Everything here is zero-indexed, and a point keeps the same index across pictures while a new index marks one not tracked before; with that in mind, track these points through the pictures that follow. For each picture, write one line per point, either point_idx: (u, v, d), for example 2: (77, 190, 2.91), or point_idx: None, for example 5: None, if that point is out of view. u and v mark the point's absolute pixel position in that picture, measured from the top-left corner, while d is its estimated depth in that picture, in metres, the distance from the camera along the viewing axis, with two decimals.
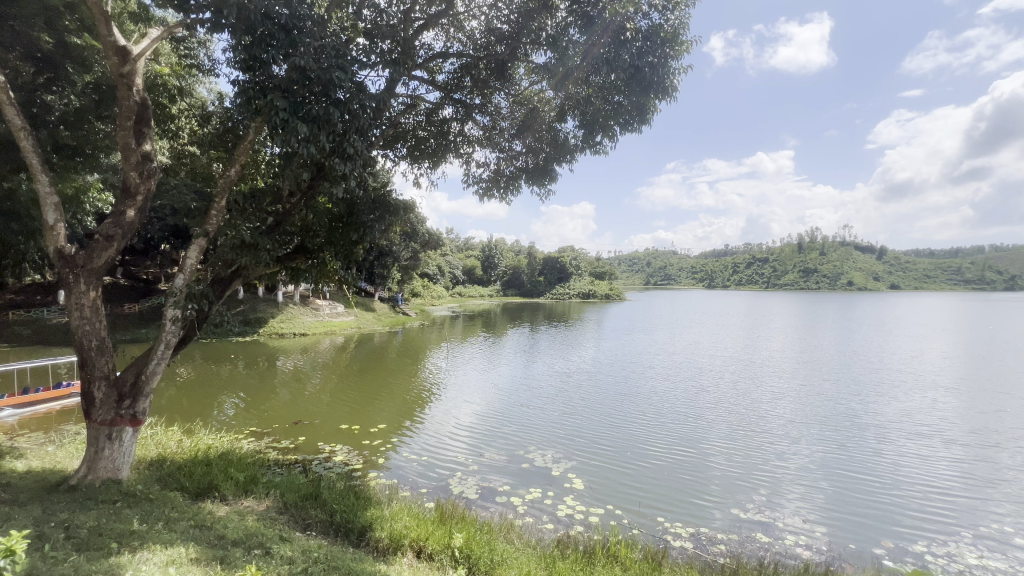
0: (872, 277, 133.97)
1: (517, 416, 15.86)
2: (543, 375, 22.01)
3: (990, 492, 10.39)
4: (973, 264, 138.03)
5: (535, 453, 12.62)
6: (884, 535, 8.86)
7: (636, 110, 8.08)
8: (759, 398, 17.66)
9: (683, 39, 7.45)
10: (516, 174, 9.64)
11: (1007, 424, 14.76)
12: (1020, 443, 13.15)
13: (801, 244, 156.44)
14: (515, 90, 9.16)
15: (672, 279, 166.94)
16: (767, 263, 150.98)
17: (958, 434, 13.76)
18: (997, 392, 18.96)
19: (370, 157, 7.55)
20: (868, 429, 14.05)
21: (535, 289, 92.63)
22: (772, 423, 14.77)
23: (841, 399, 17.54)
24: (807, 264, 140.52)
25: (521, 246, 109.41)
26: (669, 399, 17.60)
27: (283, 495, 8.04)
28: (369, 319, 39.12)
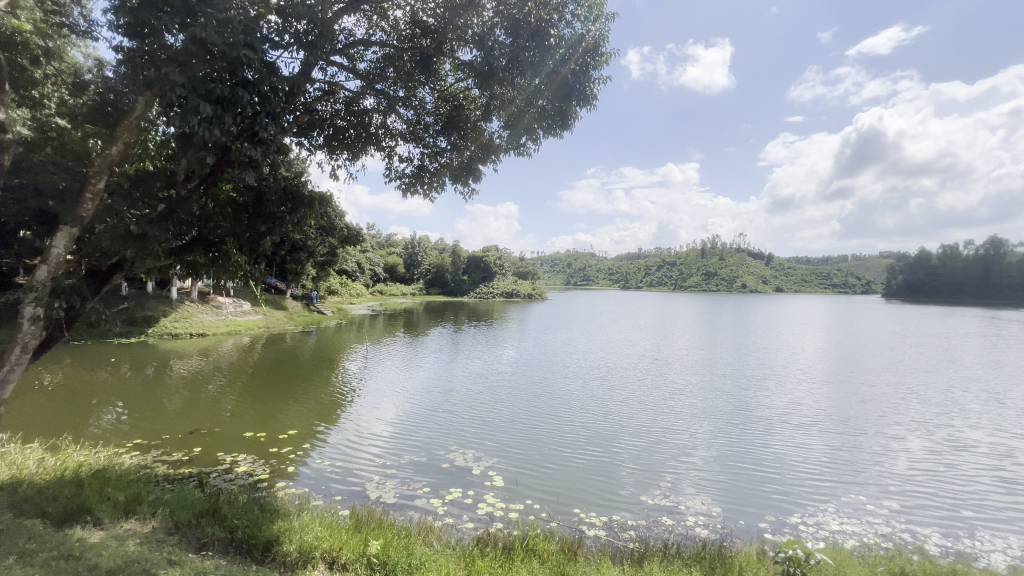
0: (762, 281, 150.11)
1: (438, 418, 15.66)
2: (464, 376, 21.97)
3: (850, 471, 12.12)
4: (840, 271, 159.77)
5: (456, 453, 12.57)
6: (767, 512, 9.99)
7: (558, 116, 8.39)
8: (667, 395, 19.02)
9: (603, 51, 7.83)
10: (440, 171, 9.50)
11: (864, 411, 17.25)
12: (874, 427, 15.42)
13: (704, 249, 171.00)
14: (441, 86, 9.05)
15: (591, 279, 174.38)
16: (676, 267, 163.19)
17: (828, 422, 15.86)
18: (857, 384, 22.07)
19: (283, 145, 7.05)
20: (758, 422, 15.71)
21: (459, 288, 92.01)
22: (678, 418, 15.98)
23: (735, 394, 19.42)
24: (709, 268, 153.86)
25: (446, 244, 108.16)
26: (587, 397, 18.36)
27: (173, 514, 7.22)
28: (280, 319, 36.47)
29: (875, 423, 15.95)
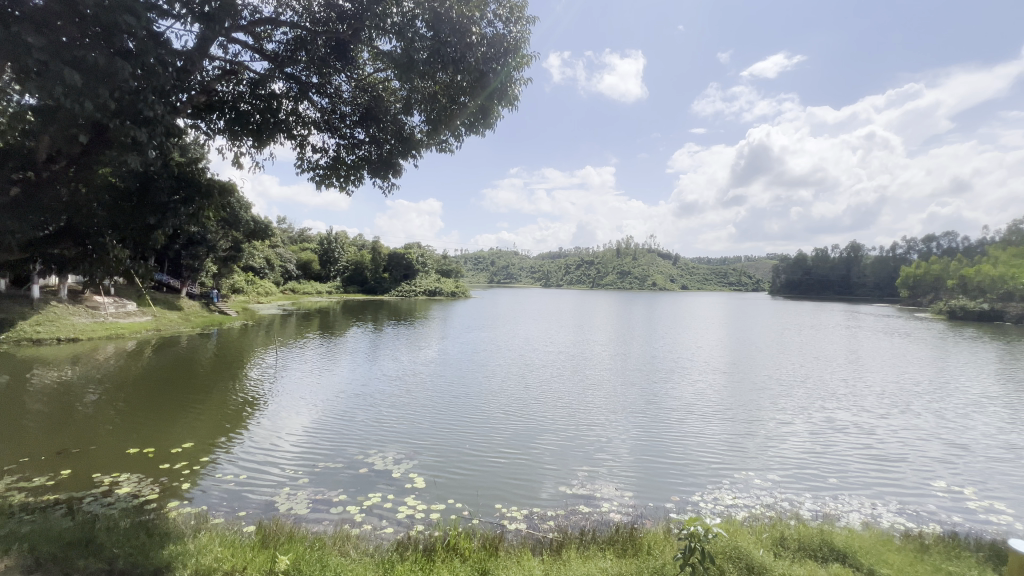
0: (670, 280, 161.80)
1: (356, 422, 15.01)
2: (385, 377, 21.31)
3: (742, 452, 13.54)
4: (735, 272, 176.78)
5: (375, 457, 12.19)
6: (672, 493, 10.86)
7: (481, 115, 8.40)
8: (586, 391, 19.85)
9: (524, 52, 7.97)
10: (358, 163, 9.11)
11: (755, 399, 19.28)
12: (762, 413, 17.30)
13: (620, 250, 180.49)
14: (358, 74, 8.66)
15: (514, 277, 176.90)
16: (594, 266, 170.51)
17: (725, 410, 17.54)
18: (749, 374, 24.56)
19: (175, 128, 6.37)
20: (667, 413, 16.95)
21: (379, 286, 88.80)
22: (596, 413, 16.77)
23: (647, 387, 20.77)
24: (623, 267, 162.63)
25: (365, 240, 103.75)
26: (511, 395, 18.65)
27: (34, 548, 6.20)
28: (174, 320, 32.78)
29: (765, 409, 17.91)
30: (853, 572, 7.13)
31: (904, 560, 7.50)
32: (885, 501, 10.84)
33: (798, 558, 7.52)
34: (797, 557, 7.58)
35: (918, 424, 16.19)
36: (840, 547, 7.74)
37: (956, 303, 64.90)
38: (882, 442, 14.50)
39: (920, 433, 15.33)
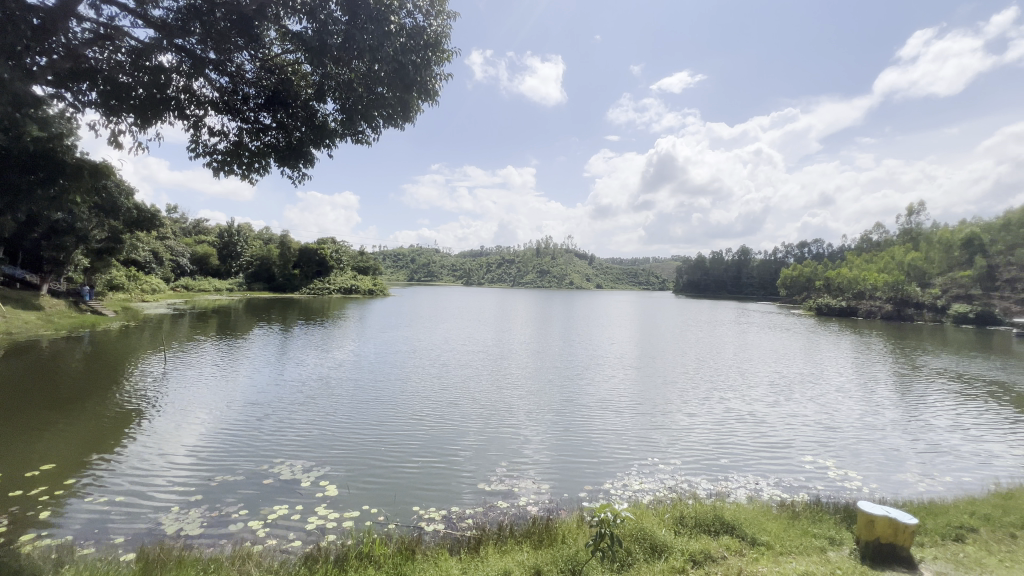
0: (586, 279, 168.99)
1: (260, 430, 13.91)
2: (295, 382, 19.97)
3: (649, 441, 14.59)
4: (644, 273, 188.94)
5: (282, 466, 11.41)
6: (585, 482, 11.43)
7: (400, 108, 8.19)
8: (505, 391, 20.12)
9: (445, 47, 7.88)
10: (263, 151, 8.44)
11: (661, 393, 20.77)
12: (667, 406, 18.69)
13: (539, 250, 184.96)
14: (263, 54, 7.99)
15: (435, 275, 174.10)
16: (514, 265, 172.98)
17: (636, 404, 18.74)
18: (656, 370, 26.39)
19: (31, 97, 5.46)
20: (582, 409, 17.72)
21: (289, 283, 82.78)
22: (515, 412, 17.09)
23: (564, 385, 21.53)
24: (543, 267, 166.72)
25: (272, 234, 96.00)
26: (432, 396, 18.41)
27: None
28: (31, 323, 27.94)
29: (670, 401, 19.42)
30: (739, 542, 8.00)
31: (780, 527, 8.55)
32: (766, 476, 12.27)
33: (694, 534, 8.27)
34: (693, 534, 8.33)
35: (792, 410, 18.51)
36: (729, 520, 8.61)
37: (822, 301, 75.04)
38: (766, 427, 16.36)
39: (795, 418, 17.53)
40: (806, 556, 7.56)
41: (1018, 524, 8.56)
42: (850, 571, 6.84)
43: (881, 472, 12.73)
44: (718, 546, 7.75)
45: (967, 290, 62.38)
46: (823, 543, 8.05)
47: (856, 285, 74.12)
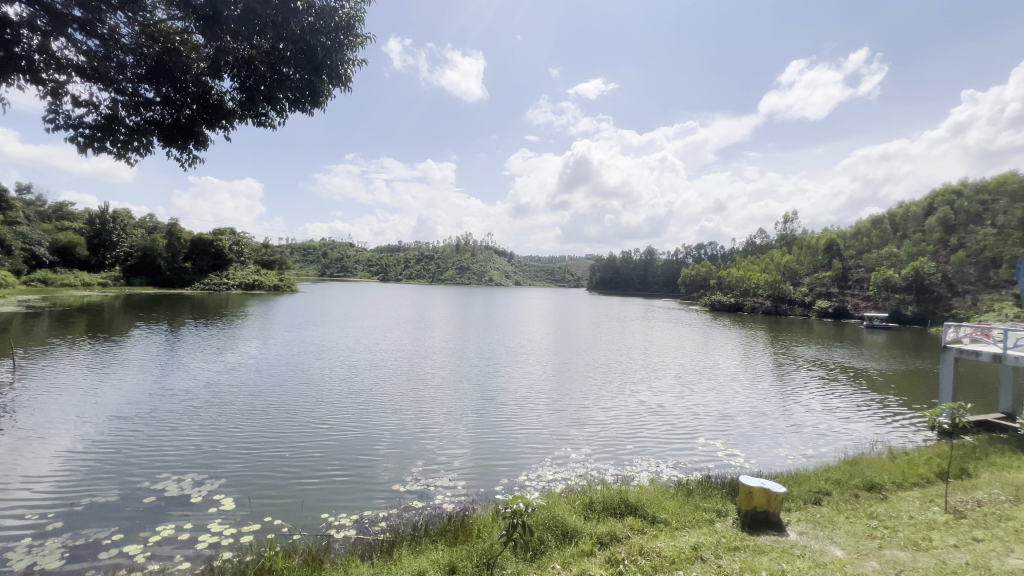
0: (505, 277, 171.24)
1: (139, 445, 12.46)
2: (183, 390, 17.97)
3: (563, 433, 15.24)
4: (561, 272, 195.61)
5: (167, 482, 10.30)
6: (501, 475, 11.68)
7: (309, 93, 7.73)
8: (422, 391, 19.85)
9: (359, 32, 7.51)
10: (144, 128, 7.46)
11: (574, 388, 21.75)
12: (579, 400, 19.64)
13: (459, 246, 183.87)
14: (145, 19, 7.07)
15: (349, 271, 165.69)
16: (434, 261, 170.18)
17: (551, 400, 19.41)
18: (570, 365, 27.57)
19: None
20: (500, 407, 18.03)
21: (178, 277, 74.08)
22: (433, 412, 16.95)
23: (482, 384, 21.74)
24: (462, 264, 165.94)
25: (157, 222, 85.19)
26: (345, 400, 17.60)
27: None
28: None
29: (583, 396, 20.39)
30: (642, 521, 8.64)
31: (676, 503, 9.39)
32: (665, 459, 13.40)
33: (601, 517, 8.79)
34: (600, 517, 8.84)
35: (688, 399, 20.36)
36: (632, 501, 9.27)
37: (716, 298, 83.05)
38: (667, 415, 17.83)
39: (690, 406, 19.31)
40: (697, 528, 8.36)
41: (861, 485, 10.18)
42: (733, 538, 7.68)
43: (760, 450, 14.46)
44: (623, 527, 8.31)
45: (828, 289, 72.58)
46: (712, 515, 8.97)
47: (743, 283, 83.03)
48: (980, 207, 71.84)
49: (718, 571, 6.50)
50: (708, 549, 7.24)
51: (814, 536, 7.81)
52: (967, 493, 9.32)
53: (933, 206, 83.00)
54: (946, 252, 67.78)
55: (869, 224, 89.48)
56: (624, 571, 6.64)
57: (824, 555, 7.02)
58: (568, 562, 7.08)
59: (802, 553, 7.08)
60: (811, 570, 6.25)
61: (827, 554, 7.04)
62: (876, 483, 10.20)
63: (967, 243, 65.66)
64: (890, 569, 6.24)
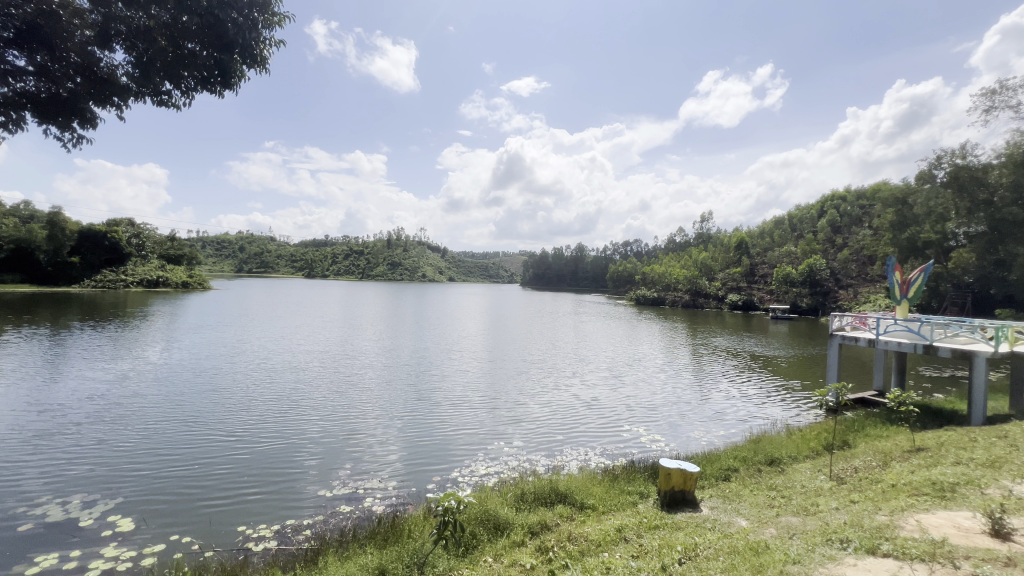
0: (439, 273, 168.98)
1: (12, 469, 10.92)
2: (67, 405, 15.90)
3: (496, 429, 15.41)
4: (495, 268, 196.63)
5: (49, 507, 9.14)
6: (434, 474, 11.60)
7: (220, 74, 7.19)
8: (351, 394, 19.12)
9: (275, 11, 7.02)
10: (16, 102, 6.47)
11: (507, 385, 22.01)
12: (512, 396, 19.94)
13: (391, 241, 178.71)
14: None
15: (270, 266, 155.16)
16: (363, 256, 164.08)
17: (484, 397, 19.52)
18: (504, 362, 27.84)
19: None
20: (433, 406, 17.84)
21: (62, 274, 65.27)
22: (362, 415, 16.42)
23: (415, 384, 21.34)
24: (394, 260, 161.42)
25: (34, 210, 74.33)
26: (264, 407, 16.51)
27: None
28: None
29: (516, 391, 20.73)
30: (571, 508, 8.96)
31: (602, 489, 9.86)
32: (593, 447, 13.99)
33: (532, 508, 8.98)
34: (532, 508, 9.04)
35: (614, 391, 21.40)
36: (562, 490, 9.58)
37: (640, 293, 87.71)
38: (595, 406, 18.63)
39: (616, 397, 20.30)
40: (621, 511, 8.83)
41: (763, 461, 11.30)
42: (653, 518, 8.19)
43: (679, 433, 15.53)
44: (553, 515, 8.56)
45: (738, 284, 79.23)
46: (635, 498, 9.51)
47: (665, 279, 88.38)
48: (860, 211, 81.74)
49: (640, 550, 6.88)
50: (631, 529, 7.67)
51: (722, 510, 8.54)
52: (848, 462, 10.64)
53: (824, 209, 93.27)
54: (834, 250, 76.52)
55: (772, 224, 98.76)
56: (553, 558, 6.84)
57: (731, 525, 7.71)
58: (500, 554, 7.18)
59: (712, 526, 7.72)
60: (720, 541, 6.82)
61: (734, 525, 7.73)
62: (776, 458, 11.34)
63: (850, 243, 74.51)
64: (785, 533, 6.97)
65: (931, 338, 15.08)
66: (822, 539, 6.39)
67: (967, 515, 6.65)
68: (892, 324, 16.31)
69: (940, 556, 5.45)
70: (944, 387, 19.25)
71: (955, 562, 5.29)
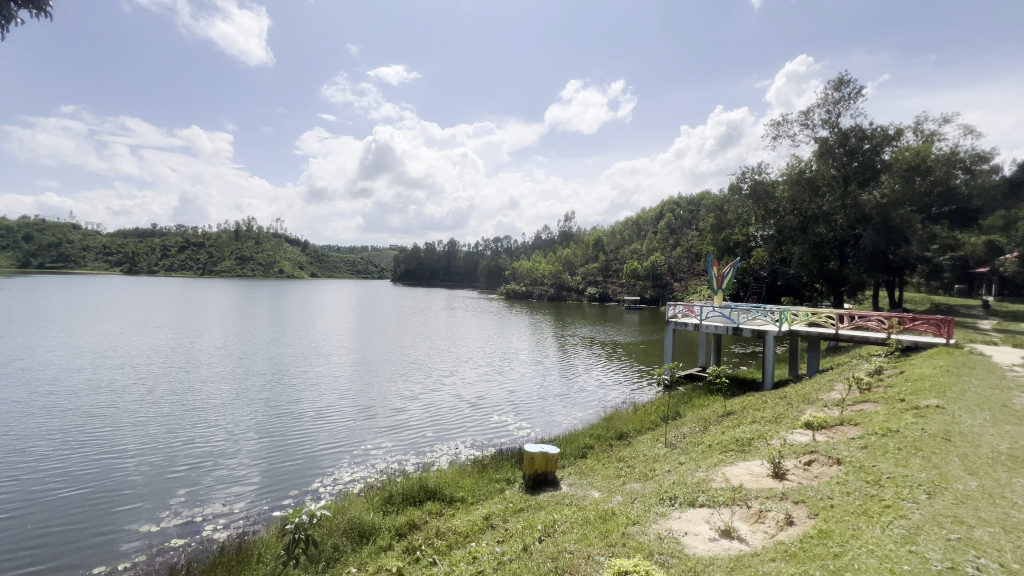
0: (298, 268, 154.97)
1: None
2: None
3: (363, 434, 14.73)
4: (362, 263, 186.93)
5: None
6: (291, 487, 10.70)
7: None
8: (186, 412, 16.58)
9: None
10: None
11: (375, 388, 21.16)
12: (381, 399, 19.25)
13: (240, 232, 158.27)
14: None
15: (73, 260, 125.77)
16: (204, 249, 142.55)
17: (350, 403, 18.54)
18: (373, 363, 26.67)
19: None
20: (290, 417, 16.38)
21: None
22: (201, 435, 14.38)
23: (270, 394, 19.32)
24: (243, 253, 143.47)
25: None
26: (62, 442, 13.46)
27: None
28: None
29: (384, 394, 20.06)
30: (440, 504, 8.97)
31: (471, 479, 10.06)
32: (463, 440, 14.22)
33: (400, 510, 8.76)
34: (399, 509, 8.82)
35: (484, 386, 21.97)
36: (430, 486, 9.49)
37: (510, 287, 91.16)
38: (467, 401, 18.89)
39: (486, 391, 20.87)
40: (489, 499, 9.12)
41: (613, 436, 12.63)
42: (518, 502, 8.60)
43: (544, 419, 16.55)
44: (422, 514, 8.47)
45: (595, 278, 87.23)
46: (502, 484, 9.90)
47: (532, 273, 93.47)
48: (689, 215, 95.93)
49: (505, 534, 7.17)
50: (497, 516, 7.94)
51: (579, 485, 9.34)
52: (678, 429, 12.46)
53: (662, 212, 107.53)
54: (669, 248, 88.60)
55: (622, 224, 110.79)
56: (420, 557, 6.77)
57: (584, 498, 8.48)
58: (365, 562, 6.88)
59: (570, 501, 8.39)
60: (574, 514, 7.44)
61: (587, 497, 8.51)
62: (624, 433, 12.76)
63: (682, 242, 86.92)
64: (629, 499, 7.90)
65: (738, 321, 18.33)
66: (656, 499, 7.37)
67: (758, 463, 8.27)
68: (710, 311, 19.40)
69: (737, 499, 6.71)
70: (746, 360, 23.65)
71: (748, 502, 6.55)
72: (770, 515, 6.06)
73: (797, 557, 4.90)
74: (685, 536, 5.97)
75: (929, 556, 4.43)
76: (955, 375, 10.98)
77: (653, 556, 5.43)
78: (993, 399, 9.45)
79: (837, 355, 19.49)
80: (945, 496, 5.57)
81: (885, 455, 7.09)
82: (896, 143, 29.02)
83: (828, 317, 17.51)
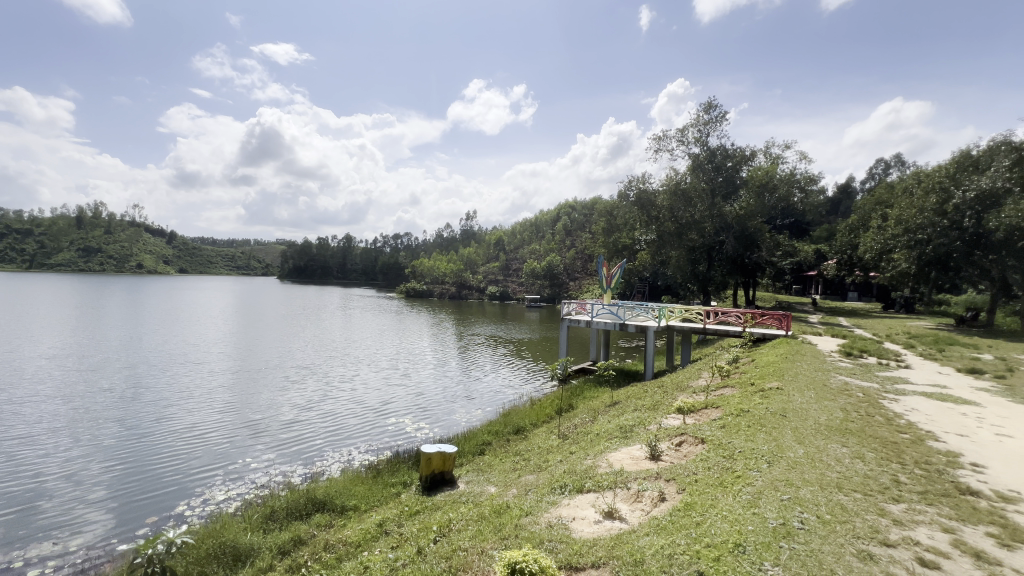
0: (162, 262, 135.15)
1: None
2: None
3: (241, 450, 13.38)
4: (243, 258, 168.79)
5: None
6: (148, 515, 9.39)
7: None
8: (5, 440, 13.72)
9: None
10: None
11: (257, 397, 19.34)
12: (264, 410, 17.63)
13: (83, 218, 133.61)
14: None
15: None
16: (31, 237, 117.87)
17: (225, 416, 16.71)
18: (255, 370, 24.33)
19: None
20: (150, 435, 14.35)
21: None
22: (27, 466, 12.01)
23: (123, 411, 16.72)
24: (87, 244, 121.27)
25: None
26: None
27: None
28: None
29: (268, 404, 18.41)
30: (329, 515, 8.46)
31: (365, 486, 9.65)
32: (357, 446, 13.58)
33: (283, 526, 8.09)
34: (282, 526, 8.15)
35: (381, 390, 21.22)
36: (319, 498, 8.90)
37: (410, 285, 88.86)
38: (361, 406, 18.03)
39: (382, 395, 20.17)
40: (384, 505, 8.80)
41: (511, 431, 12.97)
42: (414, 504, 8.43)
43: (442, 419, 16.43)
44: (308, 528, 7.91)
45: (496, 277, 88.50)
46: (398, 488, 9.62)
47: (433, 272, 92.02)
48: (583, 218, 101.58)
49: (400, 539, 6.99)
50: (392, 521, 7.70)
51: (476, 482, 9.44)
52: (571, 420, 13.17)
53: (559, 214, 112.52)
54: (565, 249, 93.00)
55: (522, 225, 113.82)
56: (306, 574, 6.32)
57: (481, 494, 8.60)
58: None
59: (467, 498, 8.46)
60: (470, 511, 7.51)
61: (484, 493, 8.64)
62: (521, 427, 13.17)
63: (576, 243, 91.83)
64: (524, 490, 8.17)
65: (624, 318, 19.88)
66: (548, 488, 7.73)
67: (638, 447, 9.06)
68: (600, 308, 20.74)
69: (620, 482, 7.28)
70: (631, 354, 25.72)
71: (628, 483, 7.15)
72: (647, 494, 6.67)
73: (666, 529, 5.46)
74: (573, 521, 6.34)
75: (768, 515, 5.22)
76: (791, 361, 13.11)
77: (543, 544, 5.69)
78: (816, 380, 11.46)
79: (705, 347, 22.00)
80: (780, 463, 6.61)
81: (738, 432, 8.18)
82: (751, 163, 33.77)
83: (698, 313, 19.69)
